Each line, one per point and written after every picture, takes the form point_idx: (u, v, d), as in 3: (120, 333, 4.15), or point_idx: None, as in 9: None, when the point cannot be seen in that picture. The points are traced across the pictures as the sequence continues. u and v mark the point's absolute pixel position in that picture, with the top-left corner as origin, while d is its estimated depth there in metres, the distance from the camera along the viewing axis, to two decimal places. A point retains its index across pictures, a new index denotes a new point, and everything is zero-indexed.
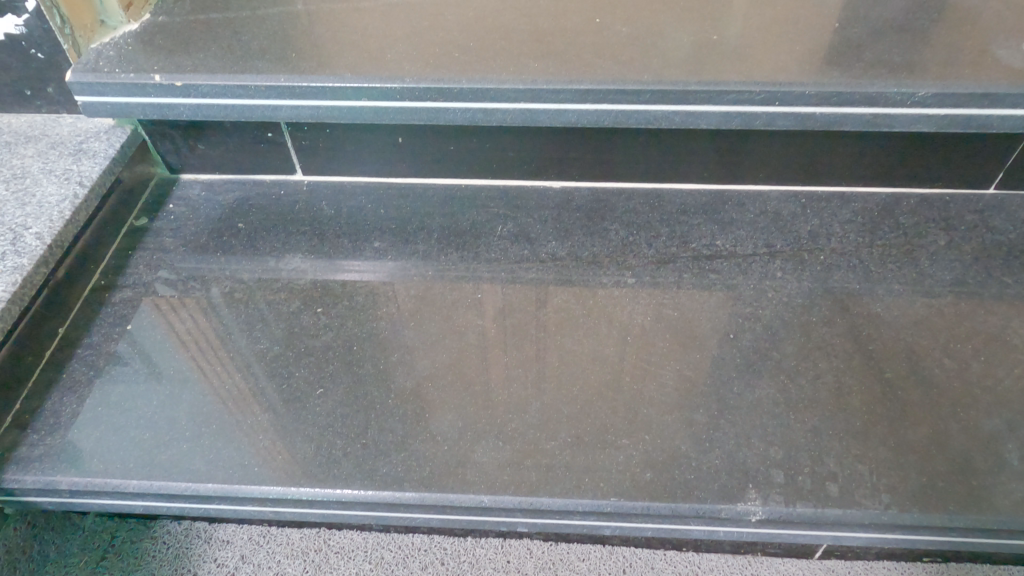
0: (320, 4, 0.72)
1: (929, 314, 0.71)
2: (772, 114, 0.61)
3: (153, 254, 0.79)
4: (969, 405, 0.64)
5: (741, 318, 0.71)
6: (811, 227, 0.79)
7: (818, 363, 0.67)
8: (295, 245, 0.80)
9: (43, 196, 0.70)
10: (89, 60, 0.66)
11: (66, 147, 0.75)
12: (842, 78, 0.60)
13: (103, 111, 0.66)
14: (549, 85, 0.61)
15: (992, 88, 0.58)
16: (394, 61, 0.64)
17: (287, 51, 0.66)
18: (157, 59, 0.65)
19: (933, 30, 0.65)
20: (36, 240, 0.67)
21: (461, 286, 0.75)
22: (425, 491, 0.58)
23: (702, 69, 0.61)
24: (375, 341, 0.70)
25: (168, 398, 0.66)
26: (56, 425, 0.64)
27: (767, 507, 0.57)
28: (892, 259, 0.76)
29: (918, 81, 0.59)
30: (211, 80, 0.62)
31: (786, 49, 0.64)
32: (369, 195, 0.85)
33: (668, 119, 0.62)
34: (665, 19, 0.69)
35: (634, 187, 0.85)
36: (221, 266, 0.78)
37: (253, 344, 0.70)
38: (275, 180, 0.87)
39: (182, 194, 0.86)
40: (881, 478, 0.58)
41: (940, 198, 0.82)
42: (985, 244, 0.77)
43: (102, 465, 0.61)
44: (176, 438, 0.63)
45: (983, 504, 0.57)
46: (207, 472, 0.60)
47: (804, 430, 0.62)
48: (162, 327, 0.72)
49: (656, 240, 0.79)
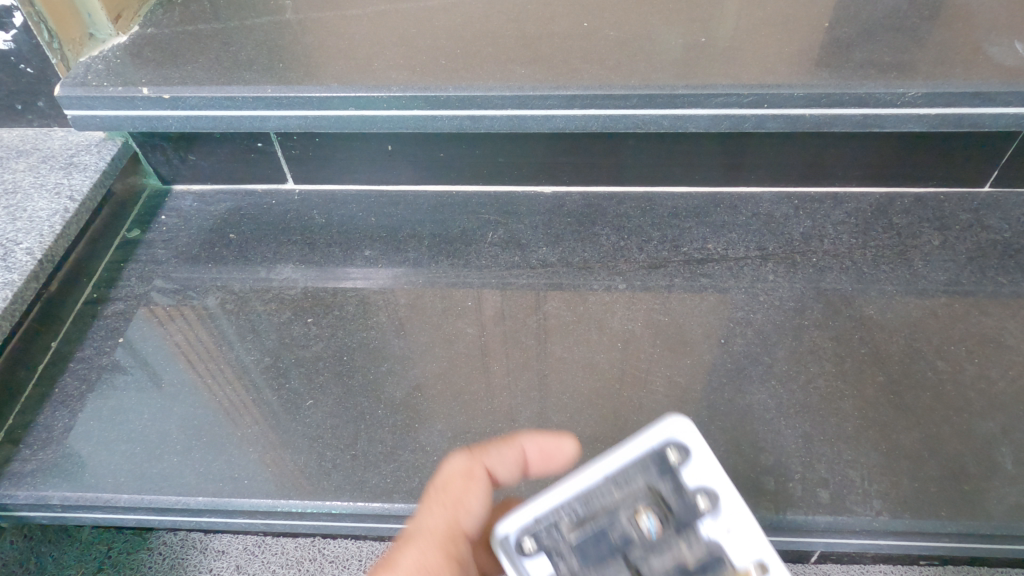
0: (309, 12, 0.72)
1: (922, 316, 0.70)
2: (761, 117, 0.61)
3: (145, 267, 0.80)
4: (963, 408, 0.63)
5: (731, 323, 0.70)
6: (804, 228, 0.79)
7: (810, 368, 0.66)
8: (286, 255, 0.80)
9: (34, 211, 0.71)
10: (78, 74, 0.66)
11: (57, 160, 0.76)
12: (831, 79, 0.59)
13: (94, 124, 0.67)
14: (534, 90, 0.60)
15: (983, 87, 0.57)
16: (381, 70, 0.64)
17: (274, 61, 0.66)
18: (145, 72, 0.65)
19: (925, 29, 0.65)
20: (26, 255, 0.67)
21: (451, 294, 0.75)
22: (414, 503, 0.58)
23: (690, 72, 0.61)
24: (365, 351, 0.70)
25: (159, 411, 0.66)
26: (48, 440, 0.65)
27: (757, 515, 0.57)
28: (886, 260, 0.75)
29: (908, 80, 0.58)
30: (199, 92, 0.62)
31: (776, 51, 0.63)
32: (361, 204, 0.85)
33: (656, 123, 0.62)
34: (654, 21, 0.68)
35: (625, 190, 0.84)
36: (213, 276, 0.78)
37: (243, 355, 0.70)
38: (267, 189, 0.87)
39: (173, 205, 0.86)
40: (872, 484, 0.58)
41: (935, 197, 0.81)
42: (979, 244, 0.76)
43: (94, 481, 0.61)
44: (166, 452, 0.63)
45: (977, 510, 0.57)
46: (197, 486, 0.61)
47: (795, 436, 0.61)
48: (154, 340, 0.73)
49: (647, 244, 0.78)
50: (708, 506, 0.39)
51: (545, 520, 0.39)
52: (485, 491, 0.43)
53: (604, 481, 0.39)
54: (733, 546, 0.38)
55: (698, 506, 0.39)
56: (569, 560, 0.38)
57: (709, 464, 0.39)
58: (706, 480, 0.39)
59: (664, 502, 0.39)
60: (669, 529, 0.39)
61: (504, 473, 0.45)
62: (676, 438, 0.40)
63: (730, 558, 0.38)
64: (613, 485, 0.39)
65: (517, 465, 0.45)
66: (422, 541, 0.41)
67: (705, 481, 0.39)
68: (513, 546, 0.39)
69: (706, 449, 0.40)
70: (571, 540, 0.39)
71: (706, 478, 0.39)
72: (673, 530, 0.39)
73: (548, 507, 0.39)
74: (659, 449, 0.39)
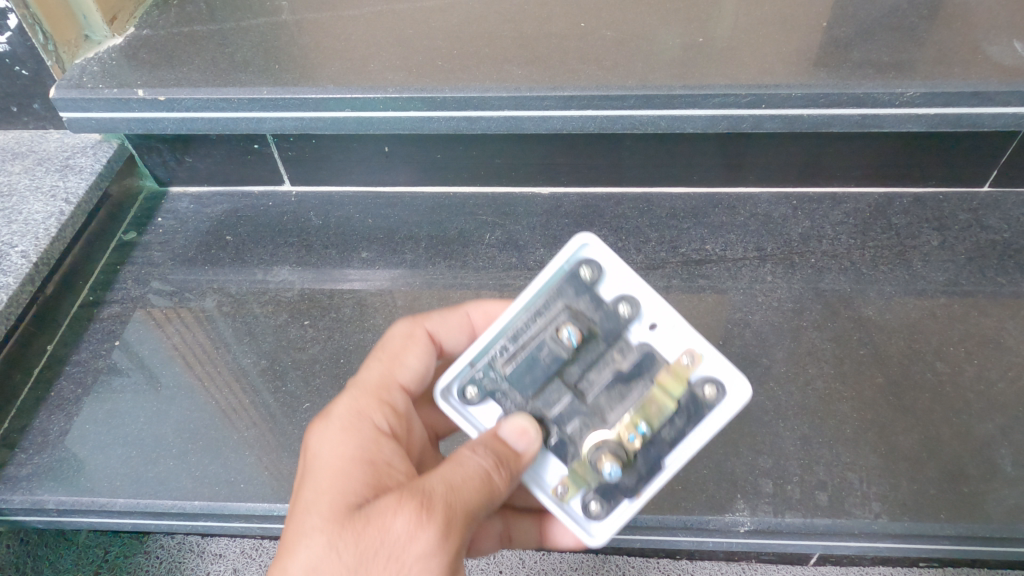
0: (305, 13, 0.72)
1: (921, 317, 0.70)
2: (758, 117, 0.60)
3: (141, 269, 0.79)
4: (963, 410, 0.63)
5: (730, 325, 0.70)
6: (803, 228, 0.78)
7: (809, 369, 0.66)
8: (283, 257, 0.79)
9: (30, 213, 0.70)
10: (73, 76, 0.66)
11: (53, 163, 0.75)
12: (830, 78, 0.59)
13: (90, 127, 0.66)
14: (531, 91, 0.60)
15: (982, 86, 0.57)
16: (377, 71, 0.63)
17: (270, 62, 0.66)
18: (140, 74, 0.65)
19: (924, 28, 0.64)
20: (22, 258, 0.66)
21: (449, 296, 0.75)
22: None
23: (687, 72, 0.61)
24: (362, 354, 0.70)
25: (156, 414, 0.66)
26: (44, 444, 0.64)
27: (755, 518, 0.57)
28: (885, 261, 0.75)
29: (907, 80, 0.58)
30: (195, 94, 0.62)
31: (774, 50, 0.63)
32: (358, 205, 0.85)
33: (653, 124, 0.61)
34: (651, 21, 0.68)
35: (623, 191, 0.84)
36: (209, 278, 0.78)
37: (240, 358, 0.70)
38: (264, 191, 0.86)
39: (170, 207, 0.85)
40: (871, 487, 0.58)
41: (934, 197, 0.80)
42: (978, 243, 0.76)
43: (90, 485, 0.61)
44: (162, 455, 0.63)
45: (976, 512, 0.56)
46: (193, 489, 0.60)
47: (794, 438, 0.61)
48: (150, 342, 0.72)
49: (645, 245, 0.78)
50: (630, 313, 0.40)
51: (480, 365, 0.42)
52: (428, 351, 0.48)
53: (526, 314, 0.41)
54: (661, 342, 0.41)
55: (619, 314, 0.41)
56: (513, 392, 0.42)
57: (620, 273, 0.41)
58: (622, 289, 0.41)
59: (586, 319, 0.41)
60: (596, 343, 0.41)
61: (447, 337, 0.50)
62: (586, 256, 0.41)
63: (661, 353, 0.41)
64: (536, 316, 0.41)
65: (459, 330, 0.50)
66: (361, 391, 0.45)
67: (622, 291, 0.41)
68: (459, 394, 0.43)
69: (615, 262, 0.41)
70: (508, 372, 0.41)
71: (620, 288, 0.41)
72: (603, 344, 0.41)
73: (481, 350, 0.42)
74: (573, 270, 0.41)
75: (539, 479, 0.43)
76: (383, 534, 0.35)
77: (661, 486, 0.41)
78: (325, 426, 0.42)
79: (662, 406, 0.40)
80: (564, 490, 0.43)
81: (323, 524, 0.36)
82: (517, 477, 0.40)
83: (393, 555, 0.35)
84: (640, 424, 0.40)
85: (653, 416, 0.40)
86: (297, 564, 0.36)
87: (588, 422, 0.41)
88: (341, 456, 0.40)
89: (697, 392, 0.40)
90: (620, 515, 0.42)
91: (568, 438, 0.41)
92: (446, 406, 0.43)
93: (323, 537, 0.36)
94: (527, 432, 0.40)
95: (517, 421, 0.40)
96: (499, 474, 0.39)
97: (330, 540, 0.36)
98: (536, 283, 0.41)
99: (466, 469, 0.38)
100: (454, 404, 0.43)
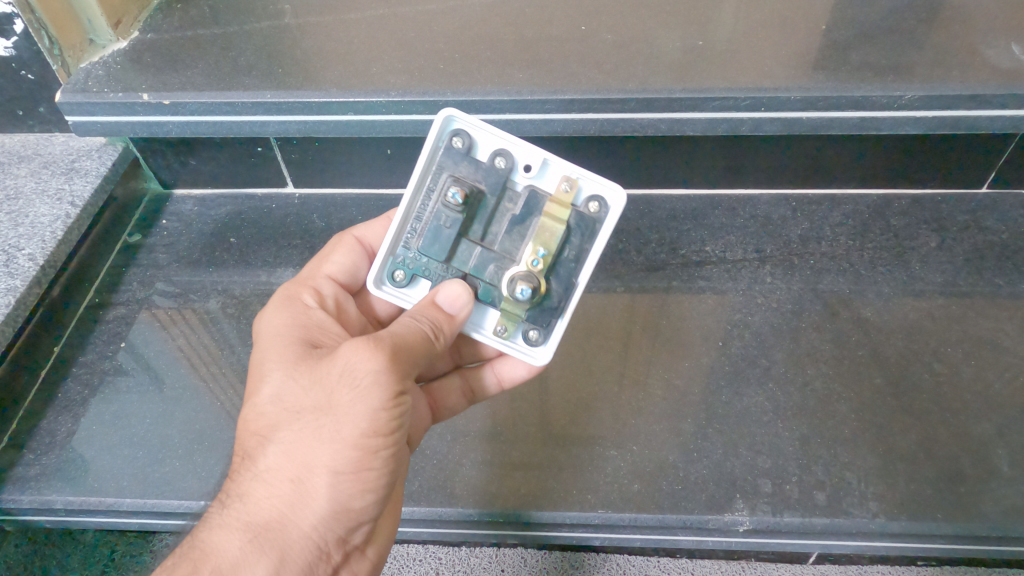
0: (308, 16, 0.73)
1: (919, 317, 0.71)
2: (758, 120, 0.61)
3: (146, 271, 0.80)
4: (960, 410, 0.63)
5: (729, 326, 0.71)
6: (802, 229, 0.79)
7: (807, 370, 0.67)
8: (286, 258, 0.80)
9: (36, 216, 0.71)
10: (78, 80, 0.67)
11: (58, 166, 0.76)
12: (829, 82, 0.60)
13: (95, 130, 0.67)
14: (532, 95, 0.61)
15: (979, 89, 0.58)
16: (379, 75, 0.64)
17: (273, 66, 0.66)
18: (145, 77, 0.66)
19: (922, 30, 0.65)
20: (29, 261, 0.67)
21: None
22: (414, 506, 0.59)
23: (687, 76, 0.61)
24: None
25: (162, 415, 0.67)
26: (51, 445, 0.65)
27: (754, 517, 0.57)
28: (883, 262, 0.76)
29: (905, 84, 0.59)
30: (199, 98, 0.63)
31: (773, 53, 0.63)
32: (361, 207, 0.85)
33: (654, 127, 0.62)
34: (651, 25, 0.68)
35: (624, 192, 0.84)
36: (214, 279, 0.79)
37: (245, 359, 0.71)
38: (267, 193, 0.87)
39: (174, 210, 0.86)
40: (869, 486, 0.59)
41: (933, 199, 0.81)
42: (976, 245, 0.76)
43: (97, 485, 0.62)
44: (169, 456, 0.64)
45: (972, 512, 0.57)
46: (200, 490, 0.61)
47: (793, 438, 0.62)
48: (156, 344, 0.73)
49: (646, 246, 0.79)
50: (506, 163, 0.48)
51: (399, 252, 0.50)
52: (353, 250, 0.58)
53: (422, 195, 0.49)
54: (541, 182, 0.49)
55: (496, 168, 0.48)
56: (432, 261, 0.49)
57: (486, 134, 0.49)
58: (493, 148, 0.49)
59: (469, 181, 0.48)
60: (484, 198, 0.48)
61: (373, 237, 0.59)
62: (450, 130, 0.48)
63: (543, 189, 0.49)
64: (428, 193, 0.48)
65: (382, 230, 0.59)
66: (299, 285, 0.54)
67: (493, 149, 0.49)
68: (388, 279, 0.51)
69: (477, 125, 0.48)
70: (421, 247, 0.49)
71: (490, 148, 0.49)
72: (491, 197, 0.48)
73: (393, 238, 0.50)
74: (446, 145, 0.48)
75: (479, 324, 0.52)
76: (332, 360, 0.44)
77: (579, 296, 0.51)
78: (272, 311, 0.52)
79: (554, 230, 0.47)
80: (504, 329, 0.52)
81: (282, 364, 0.46)
82: (452, 333, 0.47)
83: (343, 373, 0.43)
84: (540, 249, 0.47)
85: (548, 240, 0.48)
86: (265, 394, 0.45)
87: (501, 264, 0.49)
88: (285, 323, 0.49)
89: (584, 209, 0.49)
90: (556, 329, 0.52)
91: (490, 284, 0.49)
92: (381, 294, 0.51)
93: (282, 372, 0.45)
94: (459, 297, 0.47)
95: (450, 288, 0.47)
96: (435, 329, 0.46)
97: (288, 372, 0.45)
98: (420, 165, 0.48)
99: (402, 320, 0.46)
100: (387, 290, 0.51)
